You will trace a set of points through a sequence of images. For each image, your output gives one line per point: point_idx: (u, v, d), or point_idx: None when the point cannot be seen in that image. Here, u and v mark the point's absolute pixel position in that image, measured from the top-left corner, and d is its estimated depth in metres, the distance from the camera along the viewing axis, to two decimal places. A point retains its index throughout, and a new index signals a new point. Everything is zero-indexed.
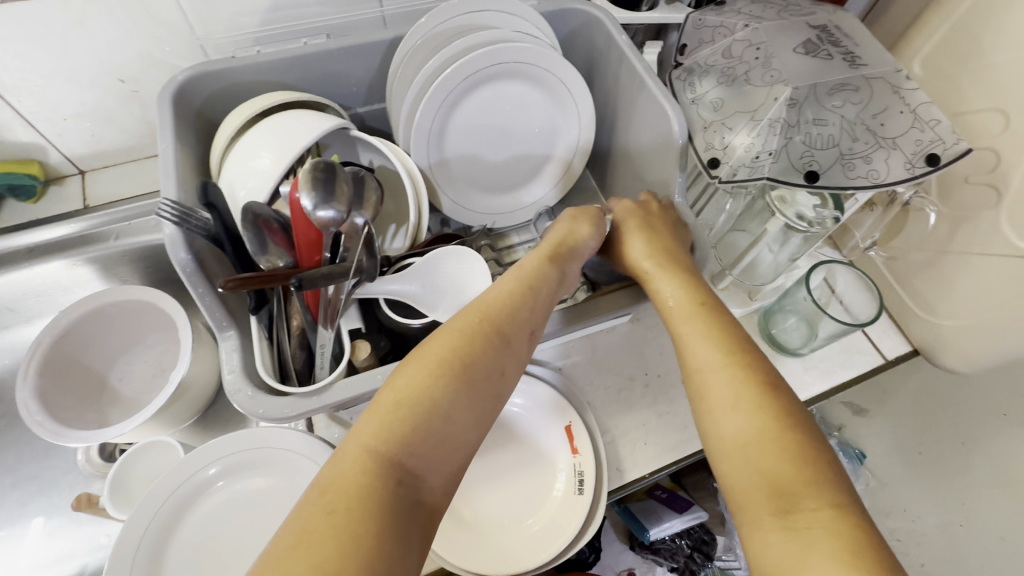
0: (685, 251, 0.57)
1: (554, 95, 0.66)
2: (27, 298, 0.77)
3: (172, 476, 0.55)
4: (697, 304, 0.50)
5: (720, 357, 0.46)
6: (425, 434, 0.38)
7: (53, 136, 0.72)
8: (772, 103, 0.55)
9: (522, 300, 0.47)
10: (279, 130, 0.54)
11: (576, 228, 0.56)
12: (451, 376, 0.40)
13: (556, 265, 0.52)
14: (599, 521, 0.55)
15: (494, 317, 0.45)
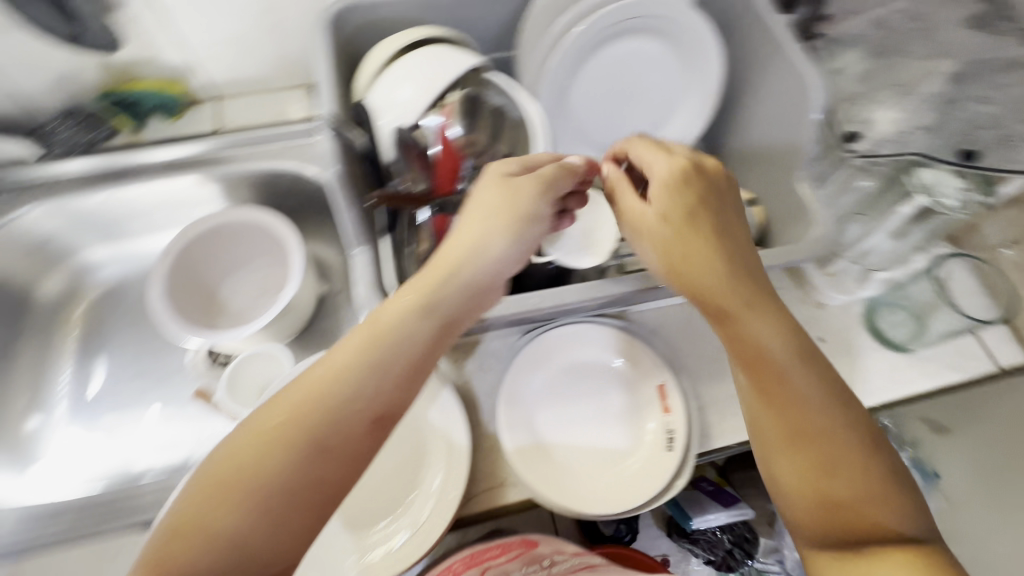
0: (716, 229, 0.48)
1: (686, 55, 0.66)
2: (160, 209, 0.84)
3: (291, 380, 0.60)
4: (789, 353, 0.46)
5: (796, 411, 0.45)
6: (232, 514, 0.35)
7: (200, 59, 0.77)
8: (932, 75, 0.61)
9: (364, 340, 0.40)
10: (427, 61, 0.55)
11: (493, 213, 0.47)
12: (316, 418, 0.37)
13: (431, 288, 0.44)
14: (687, 480, 0.56)
15: (335, 369, 0.39)
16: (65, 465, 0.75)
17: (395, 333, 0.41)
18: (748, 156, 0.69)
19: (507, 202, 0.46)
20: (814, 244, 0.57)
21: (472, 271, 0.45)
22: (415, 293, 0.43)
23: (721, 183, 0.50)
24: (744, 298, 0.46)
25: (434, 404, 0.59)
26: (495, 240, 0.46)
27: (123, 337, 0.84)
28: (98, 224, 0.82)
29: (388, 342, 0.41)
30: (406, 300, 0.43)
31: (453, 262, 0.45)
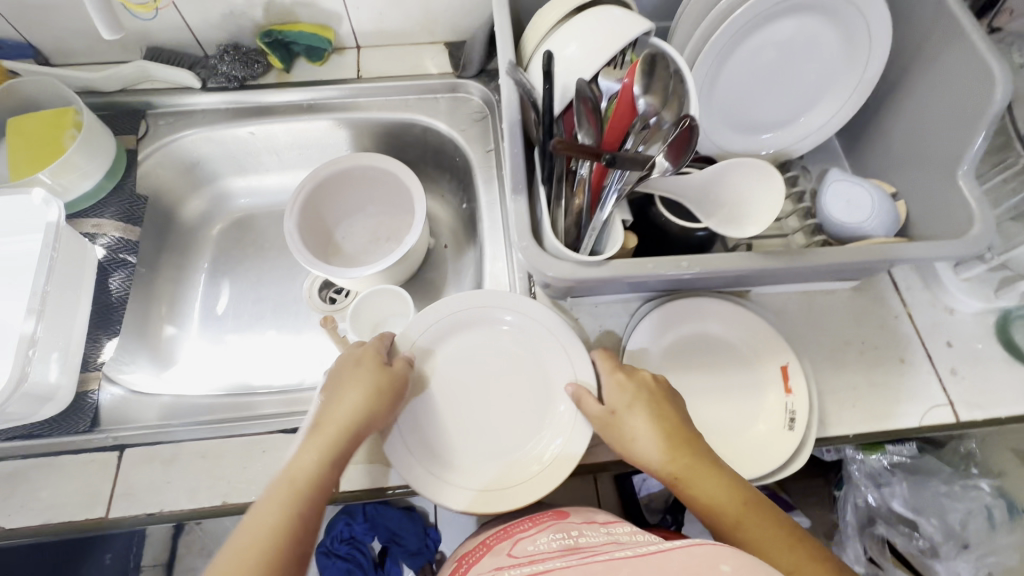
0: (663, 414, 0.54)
1: (850, 36, 0.64)
2: (294, 148, 0.89)
3: (429, 315, 0.62)
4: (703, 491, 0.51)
5: (726, 522, 0.49)
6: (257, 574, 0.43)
7: (353, 9, 0.81)
8: None
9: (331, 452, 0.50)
10: (601, 22, 0.56)
11: (338, 386, 0.54)
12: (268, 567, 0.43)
13: (350, 406, 0.53)
14: (807, 459, 0.57)
15: (317, 468, 0.49)
16: (192, 371, 0.81)
17: (325, 482, 0.49)
18: (896, 150, 0.68)
19: (386, 397, 0.55)
20: (972, 241, 0.55)
21: (360, 419, 0.52)
22: (342, 454, 0.51)
23: (652, 384, 0.56)
24: (679, 462, 0.51)
25: (565, 352, 0.61)
26: (383, 419, 0.54)
27: (248, 262, 0.90)
28: (238, 154, 0.88)
29: (321, 485, 0.49)
30: (342, 449, 0.51)
31: (351, 437, 0.51)
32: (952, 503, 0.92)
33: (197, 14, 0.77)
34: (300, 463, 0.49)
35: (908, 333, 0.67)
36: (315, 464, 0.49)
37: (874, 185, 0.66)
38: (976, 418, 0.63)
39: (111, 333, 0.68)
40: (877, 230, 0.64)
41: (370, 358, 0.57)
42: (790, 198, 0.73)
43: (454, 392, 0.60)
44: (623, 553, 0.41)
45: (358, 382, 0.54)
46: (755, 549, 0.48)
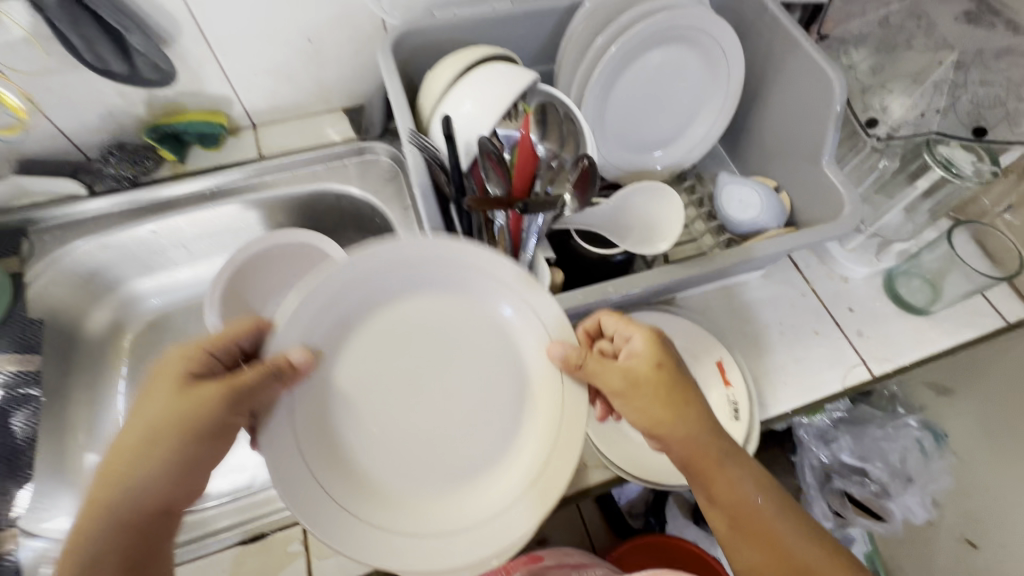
0: (688, 379, 0.51)
1: (708, 55, 0.72)
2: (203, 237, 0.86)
3: (330, 284, 0.48)
4: (744, 472, 0.49)
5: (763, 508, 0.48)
6: None
7: (242, 90, 0.80)
8: (938, 65, 0.61)
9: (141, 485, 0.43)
10: (488, 79, 0.60)
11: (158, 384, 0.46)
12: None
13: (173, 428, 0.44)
14: (756, 444, 0.61)
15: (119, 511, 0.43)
16: None
17: (111, 534, 0.42)
18: (770, 147, 0.76)
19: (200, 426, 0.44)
20: (847, 220, 0.62)
21: (139, 483, 0.43)
22: (123, 500, 0.43)
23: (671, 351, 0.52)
24: (717, 450, 0.49)
25: (532, 306, 0.52)
26: (189, 449, 0.44)
27: None
28: (144, 256, 0.83)
29: (117, 530, 0.43)
30: (128, 495, 0.43)
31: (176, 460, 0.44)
32: (889, 444, 1.00)
33: (73, 121, 0.74)
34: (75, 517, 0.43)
35: (817, 307, 0.75)
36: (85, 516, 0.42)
37: (761, 185, 0.73)
38: (887, 370, 0.71)
39: (22, 479, 0.64)
40: (770, 223, 0.71)
41: (161, 387, 0.45)
42: (693, 205, 0.80)
43: (410, 385, 0.51)
44: None
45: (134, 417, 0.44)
46: (780, 542, 0.47)
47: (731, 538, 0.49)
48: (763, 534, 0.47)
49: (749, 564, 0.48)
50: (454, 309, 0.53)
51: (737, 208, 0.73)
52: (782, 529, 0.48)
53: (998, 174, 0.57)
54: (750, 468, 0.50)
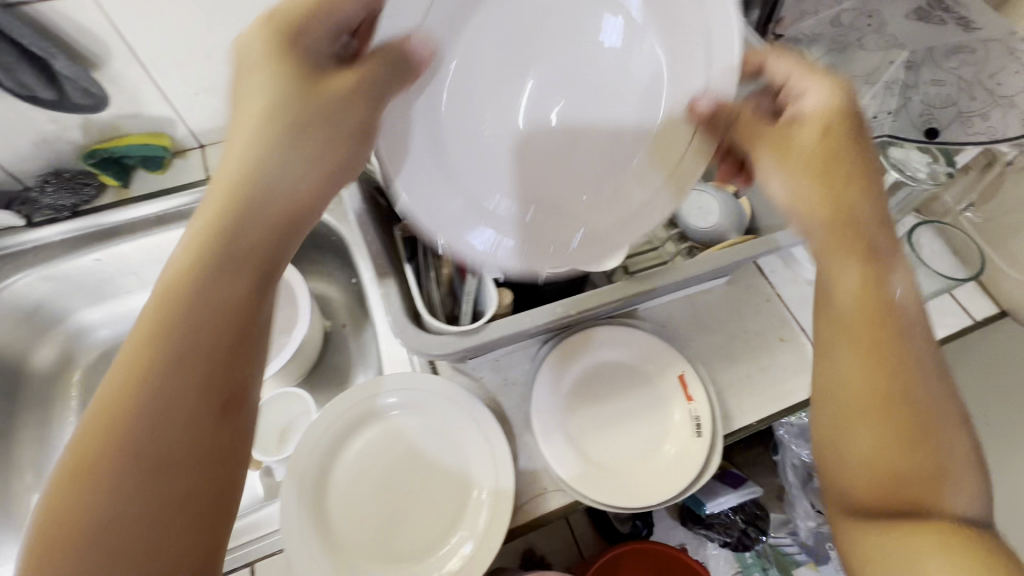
0: (857, 160, 0.47)
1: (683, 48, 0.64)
2: (153, 263, 0.83)
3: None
4: (900, 363, 0.41)
5: (924, 394, 0.41)
6: (104, 432, 0.31)
7: (184, 111, 0.77)
8: (889, 64, 0.58)
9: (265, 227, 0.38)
10: None
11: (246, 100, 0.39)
12: (91, 494, 0.30)
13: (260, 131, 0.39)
14: (718, 461, 0.59)
15: (228, 235, 0.36)
16: None
17: (180, 290, 0.34)
18: None
19: (292, 72, 0.40)
20: (803, 226, 0.61)
21: (206, 283, 0.35)
22: (175, 311, 0.34)
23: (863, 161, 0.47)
24: (879, 335, 0.42)
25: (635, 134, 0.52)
26: (278, 182, 0.39)
27: None
28: (92, 285, 0.81)
29: (207, 281, 0.35)
30: (193, 323, 0.34)
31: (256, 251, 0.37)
32: None
33: (6, 151, 0.71)
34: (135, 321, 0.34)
35: (781, 313, 0.73)
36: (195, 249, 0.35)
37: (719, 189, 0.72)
38: None
39: None
40: (730, 230, 0.70)
41: (263, 62, 0.40)
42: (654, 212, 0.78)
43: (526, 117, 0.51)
44: None
45: (216, 203, 0.37)
46: (925, 438, 0.39)
47: (861, 405, 0.41)
48: (905, 451, 0.39)
49: (851, 484, 0.41)
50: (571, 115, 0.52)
51: (696, 215, 0.71)
52: (930, 465, 0.39)
53: (952, 175, 0.58)
54: (949, 412, 0.41)
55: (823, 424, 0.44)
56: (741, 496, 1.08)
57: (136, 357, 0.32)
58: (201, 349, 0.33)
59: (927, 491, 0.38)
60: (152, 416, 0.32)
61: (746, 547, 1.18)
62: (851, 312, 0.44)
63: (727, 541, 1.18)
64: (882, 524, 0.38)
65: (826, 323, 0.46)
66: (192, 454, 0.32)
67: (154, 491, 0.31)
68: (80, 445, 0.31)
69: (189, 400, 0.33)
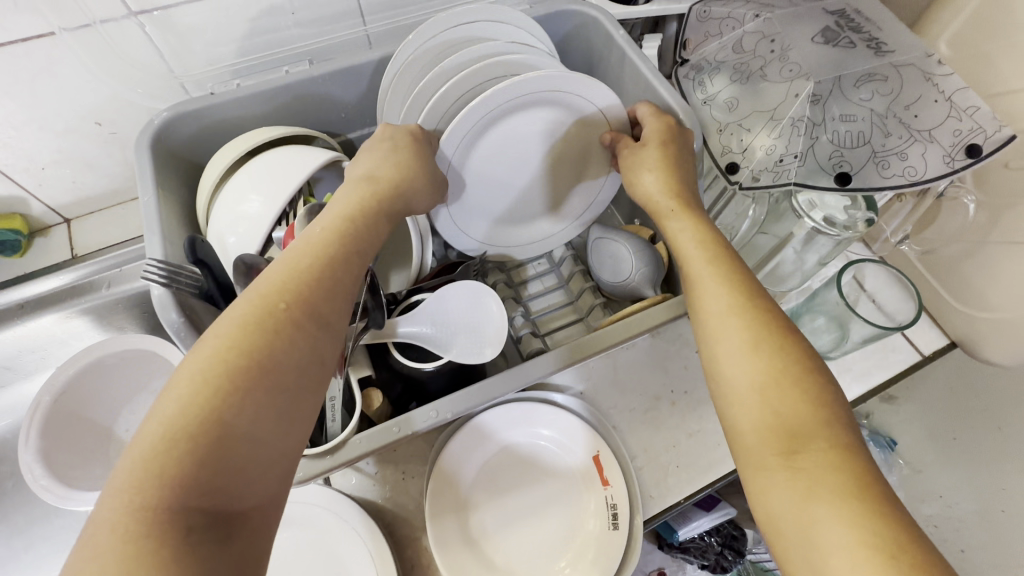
0: (689, 179, 0.53)
1: (578, 115, 0.59)
2: (25, 353, 0.75)
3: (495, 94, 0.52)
4: (747, 293, 0.43)
5: (736, 299, 0.43)
6: (253, 383, 0.32)
7: (33, 187, 0.69)
8: (794, 99, 0.50)
9: (372, 218, 0.44)
10: (268, 175, 0.51)
11: (387, 168, 0.48)
12: (222, 414, 0.31)
13: (380, 195, 0.46)
14: (637, 557, 0.53)
15: (354, 232, 0.42)
16: None
17: (312, 269, 0.38)
18: None
19: (402, 163, 0.49)
20: None
21: (368, 243, 0.42)
22: (309, 284, 0.37)
23: (689, 160, 0.54)
24: (713, 248, 0.47)
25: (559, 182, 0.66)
26: (384, 225, 0.45)
27: (9, 503, 0.75)
28: None
29: (334, 272, 0.39)
30: (333, 296, 0.38)
31: (353, 232, 0.42)
32: None
33: None
34: (265, 276, 0.37)
35: None
36: (329, 240, 0.40)
37: (628, 234, 0.64)
38: None
39: None
40: (645, 284, 0.61)
41: (405, 137, 0.51)
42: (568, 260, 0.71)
43: (505, 153, 0.60)
44: None
45: (342, 214, 0.42)
46: (781, 339, 0.41)
47: (746, 340, 0.41)
48: (792, 388, 0.38)
49: (737, 416, 0.39)
50: (521, 158, 0.61)
51: (609, 266, 0.64)
52: (813, 396, 0.38)
53: (874, 222, 0.53)
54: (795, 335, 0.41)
55: (707, 354, 0.43)
56: (714, 520, 0.98)
57: (269, 306, 0.35)
58: (315, 325, 0.36)
59: (814, 422, 0.37)
60: (290, 372, 0.34)
61: (724, 569, 1.10)
62: (694, 248, 0.48)
63: (705, 563, 1.10)
64: (769, 461, 0.36)
65: (700, 263, 0.47)
66: (298, 419, 0.34)
67: (261, 437, 0.32)
68: (212, 368, 0.32)
69: (316, 361, 0.36)
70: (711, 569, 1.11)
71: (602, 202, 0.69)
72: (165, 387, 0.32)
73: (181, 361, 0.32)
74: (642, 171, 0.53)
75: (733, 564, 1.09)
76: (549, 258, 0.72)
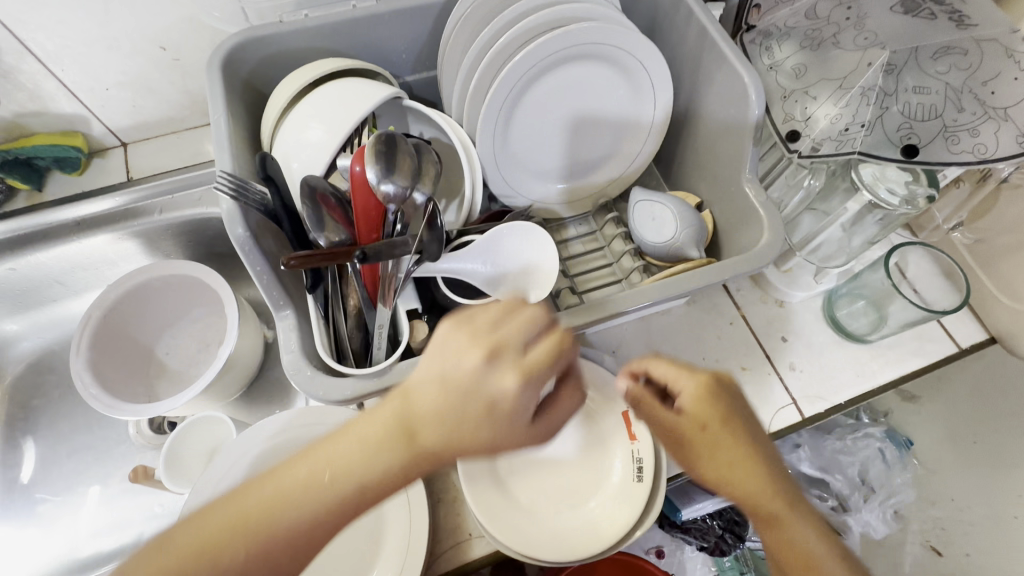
0: (754, 441, 0.43)
1: (627, 77, 0.61)
2: (77, 271, 0.78)
3: (535, 49, 0.55)
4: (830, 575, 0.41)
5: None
6: None
7: (96, 107, 0.71)
8: (867, 68, 0.50)
9: (437, 415, 0.34)
10: (334, 103, 0.52)
11: (480, 353, 0.35)
12: None
13: (463, 397, 0.34)
14: (660, 508, 0.54)
15: (387, 469, 0.34)
16: (6, 565, 0.70)
17: (343, 501, 0.33)
18: (692, 158, 0.67)
19: (490, 352, 0.34)
20: (765, 252, 0.54)
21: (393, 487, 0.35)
22: (291, 527, 0.33)
23: (750, 440, 0.43)
24: (769, 509, 0.42)
25: (610, 138, 0.66)
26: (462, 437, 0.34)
27: (56, 411, 0.79)
28: (11, 294, 0.76)
29: (325, 510, 0.33)
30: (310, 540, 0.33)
31: (384, 483, 0.34)
32: (848, 458, 0.87)
33: None
34: (289, 471, 0.34)
35: (745, 338, 0.67)
36: (360, 469, 0.34)
37: (677, 200, 0.64)
38: (820, 410, 0.63)
39: None
40: (688, 245, 0.62)
41: (523, 320, 0.36)
42: (611, 222, 0.71)
43: (557, 106, 0.62)
44: None
45: (440, 437, 0.34)
46: None
47: None
48: None
49: None
50: (573, 113, 0.63)
51: (653, 230, 0.64)
52: None
53: (934, 198, 0.53)
54: None
55: None
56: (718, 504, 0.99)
57: (242, 527, 0.33)
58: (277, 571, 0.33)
59: None
60: None
61: (722, 552, 1.11)
62: (726, 463, 0.42)
63: (704, 545, 1.11)
64: None
65: (785, 527, 0.42)
66: None
67: None
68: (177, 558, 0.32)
69: None
70: (711, 551, 1.12)
71: (648, 154, 0.67)
72: (159, 535, 0.33)
73: (174, 526, 0.33)
74: (668, 374, 0.44)
75: (733, 548, 1.10)
76: (591, 219, 0.72)
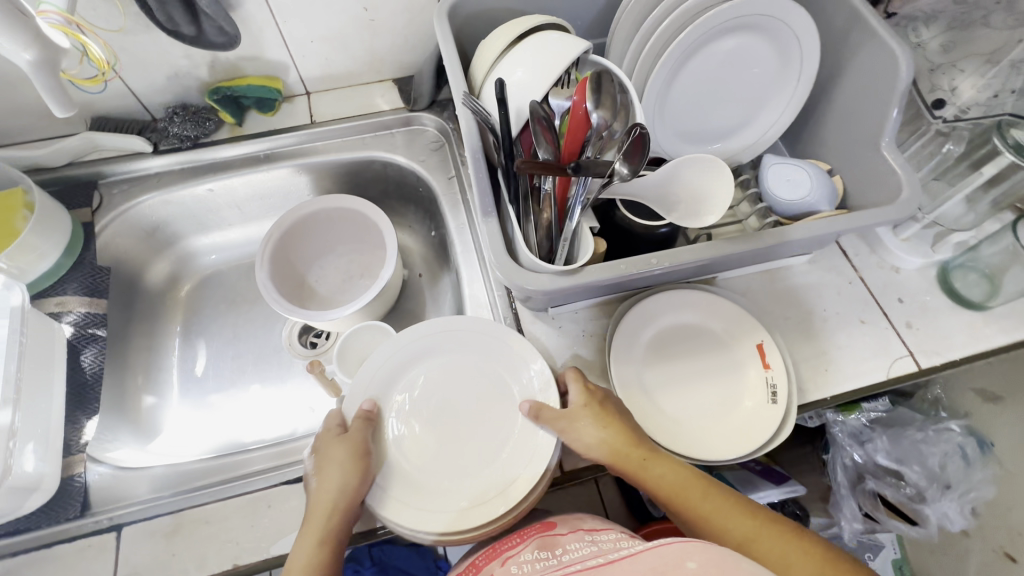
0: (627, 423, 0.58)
1: (779, 47, 0.69)
2: (256, 199, 0.90)
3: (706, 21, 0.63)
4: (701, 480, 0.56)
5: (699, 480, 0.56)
6: None
7: (298, 57, 0.83)
8: (1017, 43, 0.61)
9: (345, 503, 0.54)
10: (542, 49, 0.61)
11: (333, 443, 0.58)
12: None
13: (357, 468, 0.56)
14: (792, 428, 0.60)
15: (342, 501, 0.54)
16: (179, 442, 0.80)
17: (333, 520, 0.53)
18: (824, 130, 0.74)
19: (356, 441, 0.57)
20: (906, 205, 0.60)
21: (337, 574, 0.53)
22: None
23: (620, 410, 0.59)
24: (639, 454, 0.56)
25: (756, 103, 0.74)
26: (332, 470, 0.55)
27: (224, 319, 0.90)
28: (200, 213, 0.88)
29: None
30: None
31: (339, 511, 0.54)
32: (929, 448, 0.90)
33: (143, 80, 0.78)
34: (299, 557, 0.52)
35: (864, 296, 0.73)
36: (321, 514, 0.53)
37: (813, 166, 0.71)
38: (937, 363, 0.68)
39: (88, 412, 0.69)
40: (822, 202, 0.69)
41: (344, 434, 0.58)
42: (739, 187, 0.78)
43: (717, 72, 0.70)
44: (594, 562, 0.42)
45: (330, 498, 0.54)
46: (728, 522, 0.54)
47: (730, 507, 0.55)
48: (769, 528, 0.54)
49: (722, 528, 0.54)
50: (729, 80, 0.71)
51: (790, 188, 0.70)
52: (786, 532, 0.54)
53: None
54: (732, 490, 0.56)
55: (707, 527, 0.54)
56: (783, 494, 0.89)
57: None
58: None
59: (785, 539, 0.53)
60: None
61: None
62: (605, 434, 0.56)
63: None
64: (728, 516, 0.54)
65: (661, 470, 0.56)
66: None
67: None
68: None
69: None
70: None
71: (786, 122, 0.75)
72: None
73: None
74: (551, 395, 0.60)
75: None
76: None
